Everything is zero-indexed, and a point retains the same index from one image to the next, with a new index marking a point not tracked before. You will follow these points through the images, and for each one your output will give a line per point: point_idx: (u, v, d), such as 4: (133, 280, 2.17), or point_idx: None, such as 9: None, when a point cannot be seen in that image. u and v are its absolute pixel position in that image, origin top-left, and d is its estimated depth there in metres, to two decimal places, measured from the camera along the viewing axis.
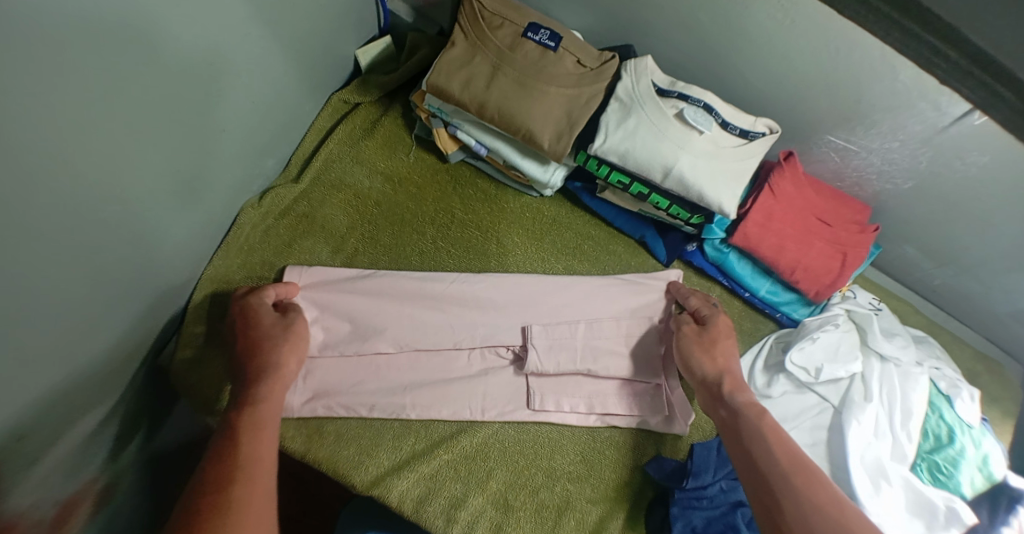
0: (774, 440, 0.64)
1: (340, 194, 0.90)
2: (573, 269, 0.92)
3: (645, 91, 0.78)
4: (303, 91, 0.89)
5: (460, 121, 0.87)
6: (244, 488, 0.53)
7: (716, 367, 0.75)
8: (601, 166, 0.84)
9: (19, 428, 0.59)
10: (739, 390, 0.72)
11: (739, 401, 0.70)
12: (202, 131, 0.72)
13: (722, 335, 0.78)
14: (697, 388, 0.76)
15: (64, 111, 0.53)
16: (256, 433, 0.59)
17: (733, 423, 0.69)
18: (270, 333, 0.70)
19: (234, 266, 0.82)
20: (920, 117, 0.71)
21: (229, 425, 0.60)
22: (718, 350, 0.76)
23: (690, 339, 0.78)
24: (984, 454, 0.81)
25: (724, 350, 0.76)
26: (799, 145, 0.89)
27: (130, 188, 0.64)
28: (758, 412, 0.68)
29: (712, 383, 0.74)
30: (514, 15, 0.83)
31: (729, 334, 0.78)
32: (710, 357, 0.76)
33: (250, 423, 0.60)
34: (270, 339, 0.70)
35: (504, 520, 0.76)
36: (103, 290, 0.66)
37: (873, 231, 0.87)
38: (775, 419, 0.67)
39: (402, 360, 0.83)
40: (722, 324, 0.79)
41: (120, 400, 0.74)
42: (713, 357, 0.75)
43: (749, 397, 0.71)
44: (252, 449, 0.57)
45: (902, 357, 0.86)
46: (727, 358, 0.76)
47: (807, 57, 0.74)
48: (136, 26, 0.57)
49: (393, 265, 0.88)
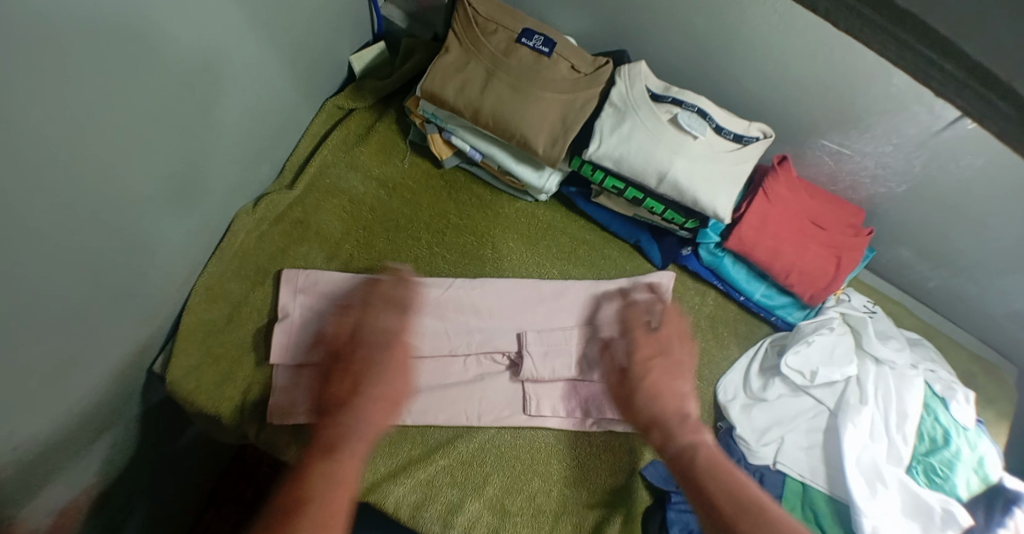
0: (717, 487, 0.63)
1: (336, 199, 0.90)
2: (568, 273, 0.92)
3: (639, 97, 0.79)
4: (299, 97, 0.89)
5: (455, 126, 0.87)
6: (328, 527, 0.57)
7: (667, 406, 0.72)
8: (595, 171, 0.84)
9: (14, 436, 0.59)
10: (672, 437, 0.69)
11: (685, 445, 0.68)
12: (198, 137, 0.72)
13: (664, 374, 0.74)
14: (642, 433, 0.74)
15: (63, 118, 0.53)
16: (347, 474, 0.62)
17: (681, 471, 0.67)
18: (388, 367, 0.73)
19: (229, 272, 0.82)
20: (914, 120, 0.71)
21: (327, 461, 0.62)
22: (662, 388, 0.73)
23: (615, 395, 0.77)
24: (980, 456, 0.82)
25: (669, 389, 0.73)
26: (793, 149, 0.89)
27: (126, 196, 0.64)
28: (694, 454, 0.67)
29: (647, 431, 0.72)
30: (508, 21, 0.83)
31: (676, 373, 0.75)
32: (655, 397, 0.72)
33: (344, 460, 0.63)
34: (390, 374, 0.72)
35: (501, 525, 0.76)
36: (99, 298, 0.65)
37: (868, 234, 0.87)
38: (712, 459, 0.65)
39: None
40: (642, 359, 0.76)
41: (116, 407, 0.74)
42: (661, 399, 0.72)
43: (681, 441, 0.68)
44: (338, 495, 0.59)
45: (897, 359, 0.86)
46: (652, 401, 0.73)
47: (801, 62, 0.75)
48: (132, 32, 0.57)
49: (390, 271, 0.88)
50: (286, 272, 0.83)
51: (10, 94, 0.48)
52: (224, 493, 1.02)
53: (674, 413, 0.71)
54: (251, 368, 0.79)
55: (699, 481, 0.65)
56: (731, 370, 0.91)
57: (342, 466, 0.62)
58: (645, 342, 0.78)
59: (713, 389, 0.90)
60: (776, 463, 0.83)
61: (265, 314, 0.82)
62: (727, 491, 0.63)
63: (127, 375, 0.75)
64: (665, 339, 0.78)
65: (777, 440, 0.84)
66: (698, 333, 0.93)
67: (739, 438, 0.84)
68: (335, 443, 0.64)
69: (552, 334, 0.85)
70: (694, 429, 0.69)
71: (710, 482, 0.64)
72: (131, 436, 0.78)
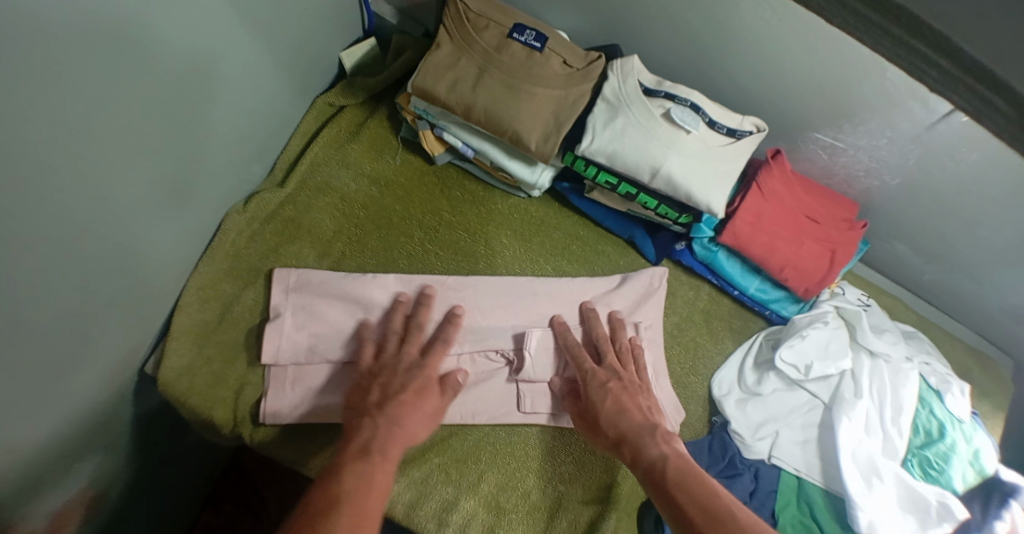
0: (688, 487, 0.63)
1: (327, 197, 0.90)
2: (562, 270, 0.92)
3: (632, 91, 0.78)
4: (289, 95, 0.89)
5: (448, 123, 0.87)
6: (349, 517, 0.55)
7: (634, 420, 0.73)
8: (589, 166, 0.84)
9: (8, 442, 0.58)
10: (639, 451, 0.69)
11: (651, 452, 0.68)
12: (191, 137, 0.71)
13: (626, 392, 0.76)
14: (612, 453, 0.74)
15: (53, 120, 0.53)
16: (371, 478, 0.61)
17: (649, 477, 0.66)
18: (427, 388, 0.73)
19: (221, 271, 0.81)
20: (909, 115, 0.72)
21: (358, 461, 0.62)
22: (627, 404, 0.75)
23: (579, 418, 0.78)
24: (975, 448, 0.82)
25: (633, 405, 0.75)
26: (787, 143, 0.89)
27: (118, 197, 0.64)
28: (664, 460, 0.67)
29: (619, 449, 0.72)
30: (500, 16, 0.83)
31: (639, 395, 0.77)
32: (623, 412, 0.74)
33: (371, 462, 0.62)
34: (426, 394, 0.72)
35: (496, 522, 0.76)
36: (91, 300, 0.65)
37: (862, 228, 0.87)
38: (677, 465, 0.66)
39: None
40: (598, 376, 0.77)
41: (109, 409, 0.73)
42: (629, 412, 0.74)
43: (647, 450, 0.69)
44: (371, 502, 0.58)
45: (892, 353, 0.86)
46: (615, 413, 0.74)
47: (795, 57, 0.74)
48: (121, 32, 0.56)
49: (383, 268, 0.87)
50: (278, 271, 0.83)
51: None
52: (221, 492, 1.02)
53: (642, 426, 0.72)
54: (244, 368, 0.79)
55: (669, 481, 0.64)
56: (726, 365, 0.91)
57: (376, 473, 0.62)
58: (613, 362, 0.80)
59: (707, 384, 0.90)
60: (771, 458, 0.83)
61: (258, 313, 0.82)
62: (694, 486, 0.63)
63: (120, 377, 0.74)
64: (637, 369, 0.81)
65: (771, 434, 0.84)
66: (693, 328, 0.93)
67: (733, 433, 0.84)
68: (369, 448, 0.64)
69: (564, 329, 0.84)
70: (660, 437, 0.70)
71: (676, 479, 0.64)
72: (125, 438, 0.78)
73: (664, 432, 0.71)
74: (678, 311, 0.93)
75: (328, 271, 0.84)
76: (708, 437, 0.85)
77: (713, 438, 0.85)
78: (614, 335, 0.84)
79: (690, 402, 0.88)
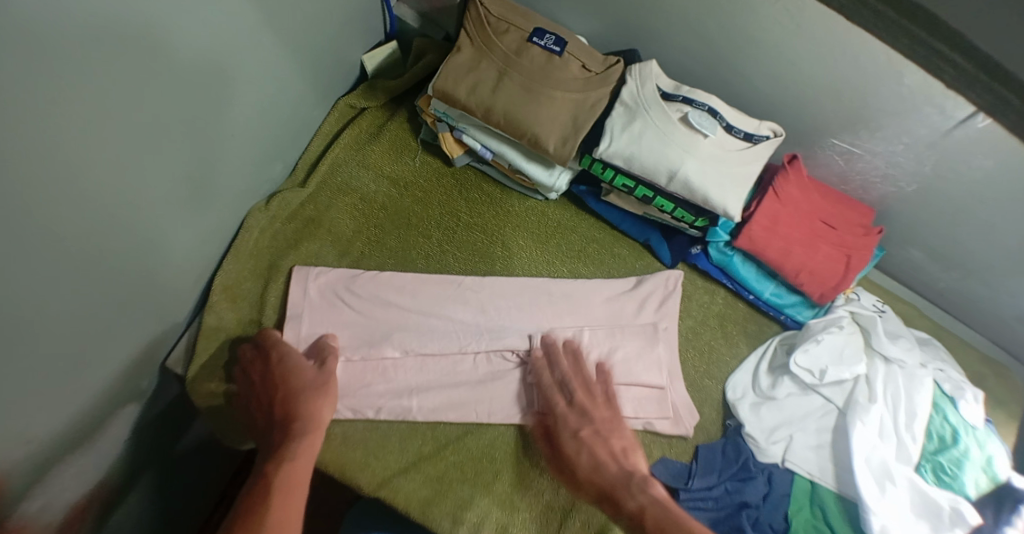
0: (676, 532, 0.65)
1: (347, 198, 0.91)
2: (579, 272, 0.93)
3: (650, 96, 0.79)
4: (312, 97, 0.90)
5: (466, 125, 0.88)
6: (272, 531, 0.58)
7: (609, 470, 0.74)
8: (606, 169, 0.84)
9: (30, 432, 0.59)
10: (619, 503, 0.71)
11: (629, 504, 0.70)
12: (212, 134, 0.72)
13: (598, 438, 0.77)
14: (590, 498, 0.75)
15: (79, 116, 0.54)
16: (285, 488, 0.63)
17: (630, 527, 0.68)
18: (300, 373, 0.74)
19: (242, 270, 0.83)
20: (927, 121, 0.73)
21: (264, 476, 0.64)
22: (601, 453, 0.75)
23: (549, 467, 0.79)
24: (989, 455, 0.82)
25: (606, 454, 0.75)
26: (804, 149, 0.89)
27: (141, 193, 0.65)
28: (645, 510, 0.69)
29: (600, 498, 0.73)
30: (520, 20, 0.84)
31: (608, 437, 0.77)
32: (596, 462, 0.75)
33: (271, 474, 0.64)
34: (302, 377, 0.74)
35: (510, 520, 0.77)
36: (115, 295, 0.66)
37: (878, 233, 0.87)
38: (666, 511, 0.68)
39: (410, 364, 0.82)
40: (569, 428, 0.78)
41: (131, 402, 0.75)
42: (603, 464, 0.74)
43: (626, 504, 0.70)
44: (295, 500, 0.62)
45: (906, 359, 0.86)
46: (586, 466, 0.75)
47: (812, 63, 0.75)
48: (147, 31, 0.57)
49: (402, 269, 0.89)
50: (298, 268, 0.84)
51: (21, 91, 0.48)
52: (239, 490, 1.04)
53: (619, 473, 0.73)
54: None
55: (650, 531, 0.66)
56: (741, 369, 0.91)
57: (295, 470, 0.65)
58: (583, 399, 0.79)
59: (722, 387, 0.90)
60: (784, 462, 0.83)
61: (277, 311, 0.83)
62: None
63: (143, 371, 0.76)
64: (608, 397, 0.81)
65: (784, 438, 0.84)
66: (708, 331, 0.93)
67: (748, 436, 0.85)
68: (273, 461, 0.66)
69: (552, 353, 0.82)
70: (636, 484, 0.71)
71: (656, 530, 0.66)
72: (147, 432, 0.79)
73: (639, 477, 0.72)
74: (693, 314, 0.94)
75: (349, 269, 0.86)
76: (722, 440, 0.86)
77: (727, 441, 0.85)
78: (577, 371, 0.81)
79: (704, 405, 0.89)
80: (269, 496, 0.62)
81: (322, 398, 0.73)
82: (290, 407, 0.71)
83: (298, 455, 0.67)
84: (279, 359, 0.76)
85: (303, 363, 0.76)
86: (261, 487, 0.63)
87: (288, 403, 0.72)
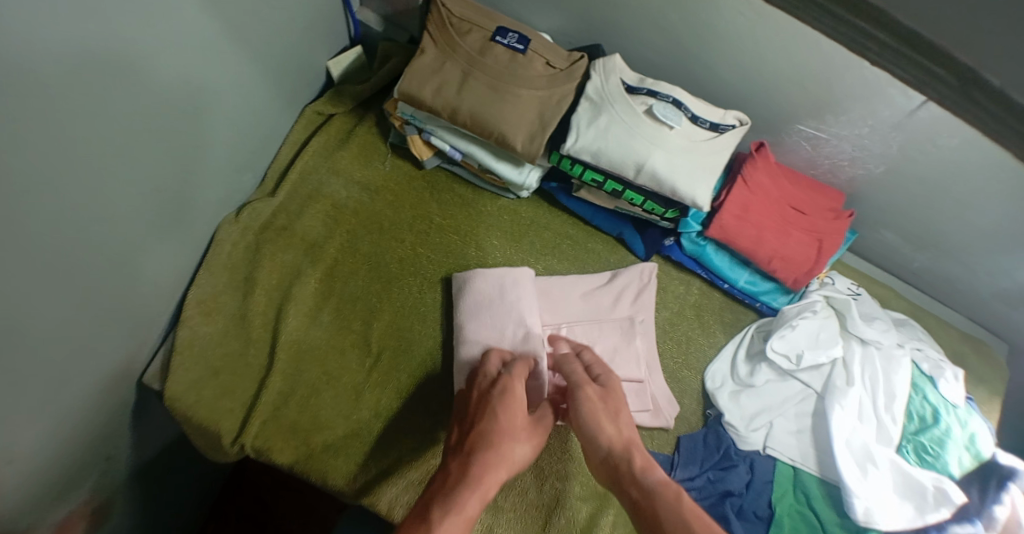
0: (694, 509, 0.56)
1: (319, 204, 0.91)
2: (554, 269, 0.93)
3: (615, 90, 0.79)
4: (276, 106, 0.90)
5: (435, 127, 0.88)
6: (441, 510, 0.56)
7: (633, 441, 0.67)
8: (574, 165, 0.85)
9: (7, 455, 0.59)
10: (650, 469, 0.62)
11: (653, 477, 0.61)
12: (181, 148, 0.72)
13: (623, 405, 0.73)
14: (601, 469, 0.65)
15: (44, 133, 0.54)
16: (483, 466, 0.62)
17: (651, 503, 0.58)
18: (512, 418, 0.67)
19: (219, 284, 0.83)
20: (891, 103, 0.74)
21: (460, 460, 0.63)
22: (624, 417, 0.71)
23: (592, 408, 0.70)
24: (971, 433, 0.82)
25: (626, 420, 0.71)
26: (771, 136, 0.89)
27: (110, 212, 0.65)
28: (675, 493, 0.58)
29: (620, 461, 0.64)
30: (482, 20, 0.84)
31: (619, 406, 0.72)
32: (601, 426, 0.68)
33: (467, 454, 0.64)
34: (510, 417, 0.68)
35: (495, 521, 0.76)
36: (88, 314, 0.66)
37: (848, 217, 0.88)
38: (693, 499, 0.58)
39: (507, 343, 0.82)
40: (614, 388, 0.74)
41: (107, 421, 0.74)
42: (607, 426, 0.68)
43: (662, 476, 0.61)
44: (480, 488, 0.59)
45: (883, 340, 0.86)
46: (629, 430, 0.69)
47: (773, 52, 0.76)
48: (110, 48, 0.57)
49: (380, 299, 0.88)
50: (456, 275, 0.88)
51: None
52: (223, 503, 1.03)
53: (641, 449, 0.66)
54: (247, 379, 0.80)
55: (659, 517, 0.56)
56: (719, 357, 0.91)
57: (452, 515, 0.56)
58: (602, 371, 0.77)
59: (701, 377, 0.90)
60: (765, 449, 0.84)
61: (349, 324, 0.85)
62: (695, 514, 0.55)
63: (120, 388, 0.76)
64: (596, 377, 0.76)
65: (765, 425, 0.85)
66: (684, 322, 0.94)
67: (728, 425, 0.85)
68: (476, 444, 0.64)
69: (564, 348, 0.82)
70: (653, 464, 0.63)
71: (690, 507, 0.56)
72: (124, 445, 0.79)
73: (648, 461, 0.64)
74: (669, 306, 0.94)
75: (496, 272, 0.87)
76: (704, 429, 0.86)
77: (709, 431, 0.86)
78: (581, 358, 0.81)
79: (684, 396, 0.89)
80: (456, 487, 0.59)
81: (506, 457, 0.64)
82: (495, 426, 0.66)
83: (477, 474, 0.60)
84: (498, 389, 0.71)
85: (518, 404, 0.70)
86: (455, 479, 0.60)
87: (479, 436, 0.65)
